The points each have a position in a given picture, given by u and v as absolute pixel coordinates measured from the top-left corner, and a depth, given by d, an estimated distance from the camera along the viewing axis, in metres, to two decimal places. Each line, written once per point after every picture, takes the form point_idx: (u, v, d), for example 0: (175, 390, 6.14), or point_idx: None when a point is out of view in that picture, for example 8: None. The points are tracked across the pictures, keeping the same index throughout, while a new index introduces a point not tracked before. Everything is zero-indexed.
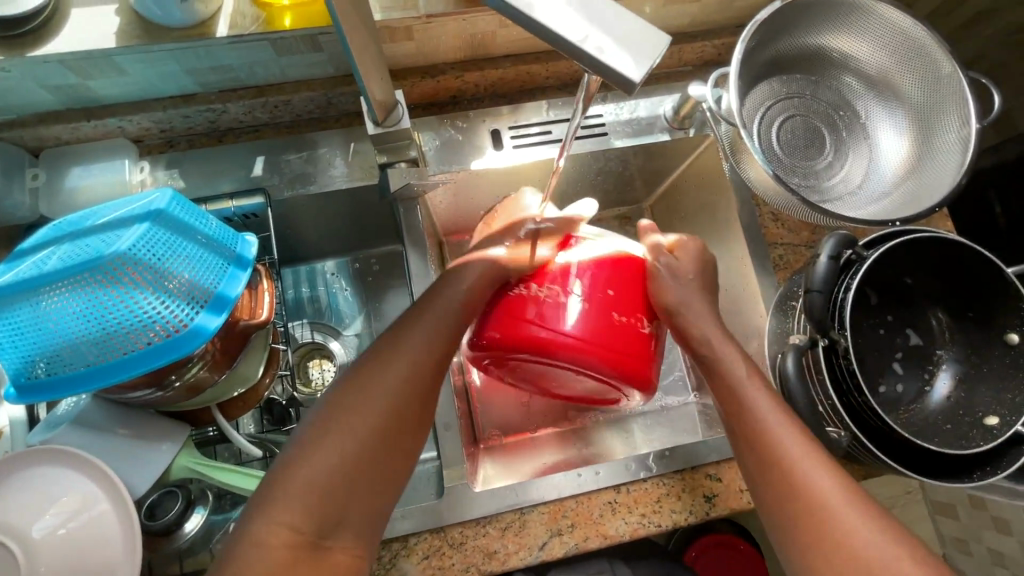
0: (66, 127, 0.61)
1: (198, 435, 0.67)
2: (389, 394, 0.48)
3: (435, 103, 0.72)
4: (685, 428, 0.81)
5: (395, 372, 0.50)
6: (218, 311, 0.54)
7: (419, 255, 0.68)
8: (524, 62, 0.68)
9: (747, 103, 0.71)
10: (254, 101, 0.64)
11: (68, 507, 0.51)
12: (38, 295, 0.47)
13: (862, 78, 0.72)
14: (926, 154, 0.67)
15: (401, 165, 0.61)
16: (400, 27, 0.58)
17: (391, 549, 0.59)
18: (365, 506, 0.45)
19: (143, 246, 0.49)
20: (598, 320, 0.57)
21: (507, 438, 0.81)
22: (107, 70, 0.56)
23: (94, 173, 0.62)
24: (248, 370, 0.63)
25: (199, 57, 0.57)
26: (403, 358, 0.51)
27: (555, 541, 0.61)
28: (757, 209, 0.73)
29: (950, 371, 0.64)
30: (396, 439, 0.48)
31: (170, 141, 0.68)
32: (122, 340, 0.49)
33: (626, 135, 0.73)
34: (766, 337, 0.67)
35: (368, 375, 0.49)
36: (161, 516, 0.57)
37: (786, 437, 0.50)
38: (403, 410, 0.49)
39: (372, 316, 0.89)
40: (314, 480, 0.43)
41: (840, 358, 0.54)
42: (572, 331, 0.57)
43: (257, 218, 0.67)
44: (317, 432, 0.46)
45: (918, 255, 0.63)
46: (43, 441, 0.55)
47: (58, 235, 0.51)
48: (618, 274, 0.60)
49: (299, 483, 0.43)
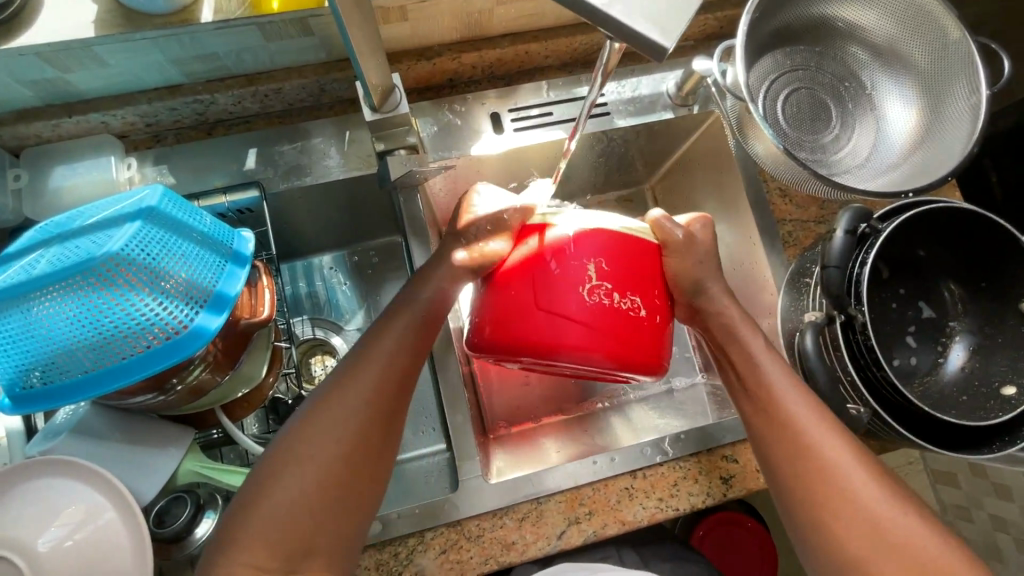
0: (47, 124, 0.58)
1: (203, 439, 0.66)
2: (351, 418, 0.49)
3: (431, 87, 0.70)
4: (697, 410, 0.80)
5: (356, 395, 0.50)
6: (218, 310, 0.52)
7: (422, 245, 0.67)
8: (523, 41, 0.66)
9: (752, 77, 0.69)
10: (244, 91, 0.61)
11: (72, 518, 0.49)
12: (28, 301, 0.45)
13: (867, 47, 0.70)
14: (935, 123, 0.66)
15: (401, 153, 0.58)
16: (394, 7, 0.56)
17: (407, 545, 0.58)
18: (336, 530, 0.46)
19: (136, 246, 0.47)
20: (597, 304, 0.53)
21: (513, 428, 0.80)
22: (87, 62, 0.53)
23: (79, 172, 0.60)
24: (252, 370, 0.62)
25: (184, 46, 0.54)
26: (366, 379, 0.51)
27: (573, 529, 0.60)
28: (764, 185, 0.72)
29: (963, 343, 0.63)
30: (362, 464, 0.48)
31: (157, 136, 0.65)
32: (120, 345, 0.47)
33: (628, 114, 0.71)
34: (779, 315, 0.66)
35: (330, 401, 0.49)
36: (171, 523, 0.55)
37: (795, 405, 0.52)
38: (368, 433, 0.49)
39: (373, 309, 0.87)
40: (279, 510, 0.44)
41: (857, 333, 0.53)
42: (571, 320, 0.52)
43: (253, 212, 0.65)
44: (278, 462, 0.46)
45: (931, 226, 0.62)
46: (43, 452, 0.53)
47: (45, 237, 0.49)
48: (618, 248, 0.54)
49: (265, 514, 0.44)
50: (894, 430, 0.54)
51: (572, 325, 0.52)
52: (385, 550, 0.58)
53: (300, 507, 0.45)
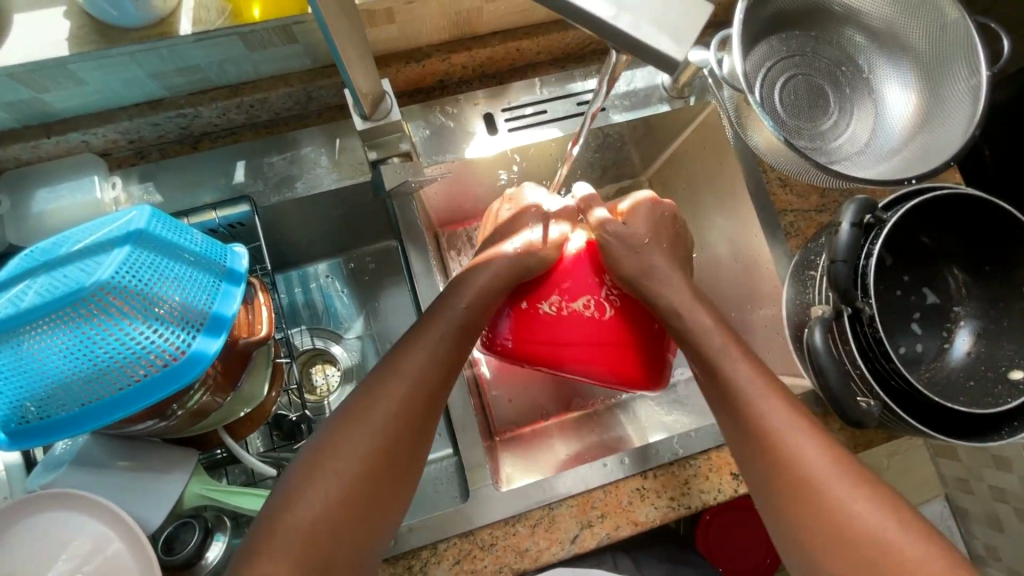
0: (25, 146, 0.56)
1: (206, 459, 0.65)
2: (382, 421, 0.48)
3: (422, 89, 0.68)
4: (702, 403, 0.80)
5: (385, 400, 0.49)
6: (216, 333, 0.51)
7: (420, 252, 0.65)
8: (514, 39, 0.64)
9: (749, 65, 0.67)
10: (228, 102, 0.59)
11: (80, 551, 0.48)
12: (18, 336, 0.43)
13: (864, 31, 0.69)
14: (934, 107, 0.65)
15: (394, 160, 0.57)
16: (381, 10, 0.54)
17: (420, 557, 0.58)
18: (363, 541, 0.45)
19: (127, 273, 0.46)
20: (591, 323, 0.63)
21: (519, 429, 0.79)
22: (63, 81, 0.51)
23: (62, 194, 0.58)
24: (253, 390, 0.60)
25: (163, 59, 0.52)
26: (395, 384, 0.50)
27: (586, 532, 0.60)
28: (764, 175, 0.70)
29: (968, 327, 0.63)
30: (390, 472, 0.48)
31: (141, 152, 0.63)
32: (116, 375, 0.46)
33: (624, 109, 0.70)
34: (784, 307, 0.66)
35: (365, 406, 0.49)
36: (180, 550, 0.54)
37: (789, 431, 0.49)
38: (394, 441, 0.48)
39: (373, 316, 0.86)
40: (311, 518, 0.43)
41: (865, 326, 0.53)
42: (575, 339, 0.62)
43: (244, 226, 0.63)
44: (311, 469, 0.45)
45: (934, 212, 0.62)
46: (44, 485, 0.52)
47: (30, 266, 0.47)
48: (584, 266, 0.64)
49: (296, 521, 0.43)
50: (904, 421, 0.53)
51: (576, 345, 0.62)
52: (398, 564, 0.57)
53: (316, 519, 0.43)
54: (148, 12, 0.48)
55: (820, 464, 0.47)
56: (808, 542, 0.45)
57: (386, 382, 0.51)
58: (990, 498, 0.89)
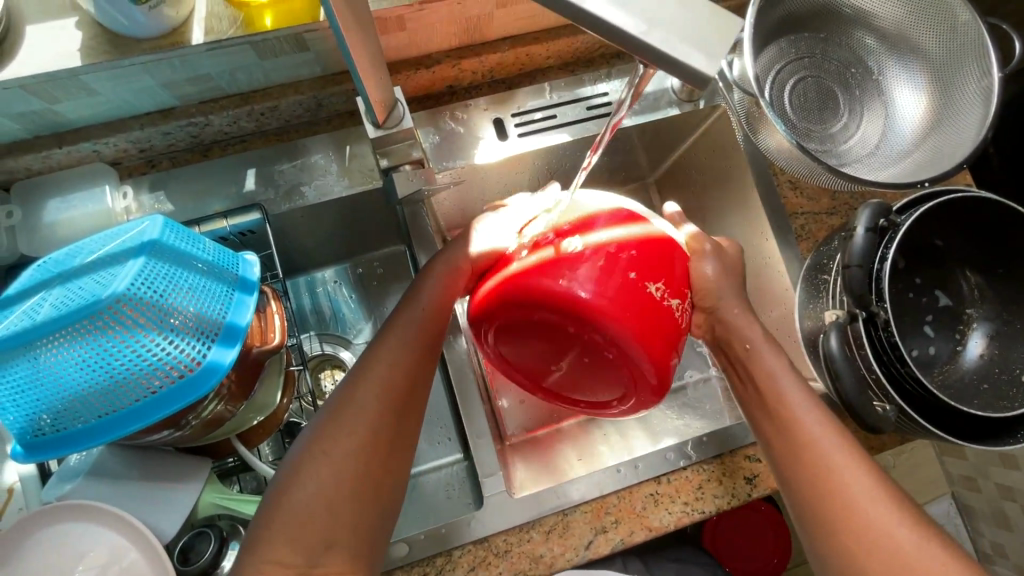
0: (37, 156, 0.56)
1: (218, 467, 0.65)
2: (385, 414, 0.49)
3: (431, 95, 0.68)
4: (712, 406, 0.80)
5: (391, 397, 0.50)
6: (231, 343, 0.51)
7: (431, 258, 0.65)
8: (523, 44, 0.64)
9: (759, 68, 0.67)
10: (239, 110, 0.59)
11: (97, 561, 0.49)
12: (35, 349, 0.43)
13: (874, 32, 0.69)
14: (946, 108, 0.65)
15: (406, 168, 0.57)
16: (392, 17, 0.54)
17: (435, 564, 0.57)
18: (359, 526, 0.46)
19: (142, 284, 0.46)
20: (628, 297, 0.47)
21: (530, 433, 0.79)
22: (75, 92, 0.51)
23: (74, 204, 0.58)
24: (267, 397, 0.60)
25: (176, 68, 0.52)
26: (410, 394, 0.51)
27: (601, 538, 0.60)
28: (774, 178, 0.70)
29: (981, 330, 0.63)
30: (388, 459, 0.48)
31: (152, 161, 0.63)
32: (132, 387, 0.46)
33: (633, 113, 0.70)
34: (796, 311, 0.66)
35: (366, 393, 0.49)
36: (196, 560, 0.53)
37: (827, 441, 0.51)
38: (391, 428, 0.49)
39: (382, 321, 0.86)
40: (309, 500, 0.44)
41: (879, 331, 0.53)
42: (588, 297, 0.46)
43: (255, 234, 0.63)
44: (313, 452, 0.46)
45: (948, 215, 0.62)
46: (60, 496, 0.52)
47: (45, 278, 0.47)
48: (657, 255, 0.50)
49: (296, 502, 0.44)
50: (919, 426, 0.53)
51: (587, 299, 0.46)
52: (413, 571, 0.57)
53: (314, 500, 0.44)
54: (160, 21, 0.48)
55: (856, 474, 0.49)
56: (837, 544, 0.47)
57: (404, 389, 0.50)
58: (998, 495, 0.90)
